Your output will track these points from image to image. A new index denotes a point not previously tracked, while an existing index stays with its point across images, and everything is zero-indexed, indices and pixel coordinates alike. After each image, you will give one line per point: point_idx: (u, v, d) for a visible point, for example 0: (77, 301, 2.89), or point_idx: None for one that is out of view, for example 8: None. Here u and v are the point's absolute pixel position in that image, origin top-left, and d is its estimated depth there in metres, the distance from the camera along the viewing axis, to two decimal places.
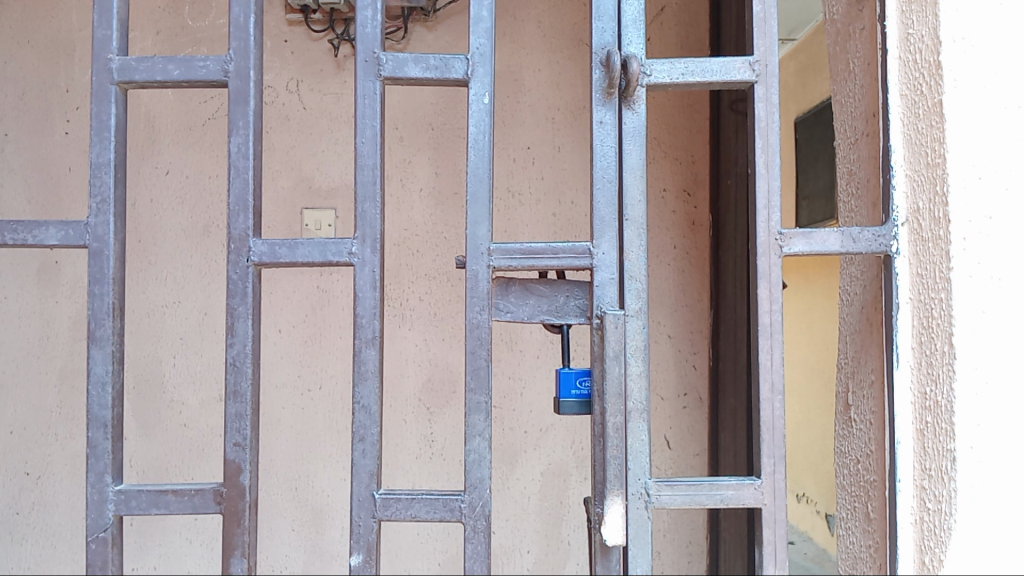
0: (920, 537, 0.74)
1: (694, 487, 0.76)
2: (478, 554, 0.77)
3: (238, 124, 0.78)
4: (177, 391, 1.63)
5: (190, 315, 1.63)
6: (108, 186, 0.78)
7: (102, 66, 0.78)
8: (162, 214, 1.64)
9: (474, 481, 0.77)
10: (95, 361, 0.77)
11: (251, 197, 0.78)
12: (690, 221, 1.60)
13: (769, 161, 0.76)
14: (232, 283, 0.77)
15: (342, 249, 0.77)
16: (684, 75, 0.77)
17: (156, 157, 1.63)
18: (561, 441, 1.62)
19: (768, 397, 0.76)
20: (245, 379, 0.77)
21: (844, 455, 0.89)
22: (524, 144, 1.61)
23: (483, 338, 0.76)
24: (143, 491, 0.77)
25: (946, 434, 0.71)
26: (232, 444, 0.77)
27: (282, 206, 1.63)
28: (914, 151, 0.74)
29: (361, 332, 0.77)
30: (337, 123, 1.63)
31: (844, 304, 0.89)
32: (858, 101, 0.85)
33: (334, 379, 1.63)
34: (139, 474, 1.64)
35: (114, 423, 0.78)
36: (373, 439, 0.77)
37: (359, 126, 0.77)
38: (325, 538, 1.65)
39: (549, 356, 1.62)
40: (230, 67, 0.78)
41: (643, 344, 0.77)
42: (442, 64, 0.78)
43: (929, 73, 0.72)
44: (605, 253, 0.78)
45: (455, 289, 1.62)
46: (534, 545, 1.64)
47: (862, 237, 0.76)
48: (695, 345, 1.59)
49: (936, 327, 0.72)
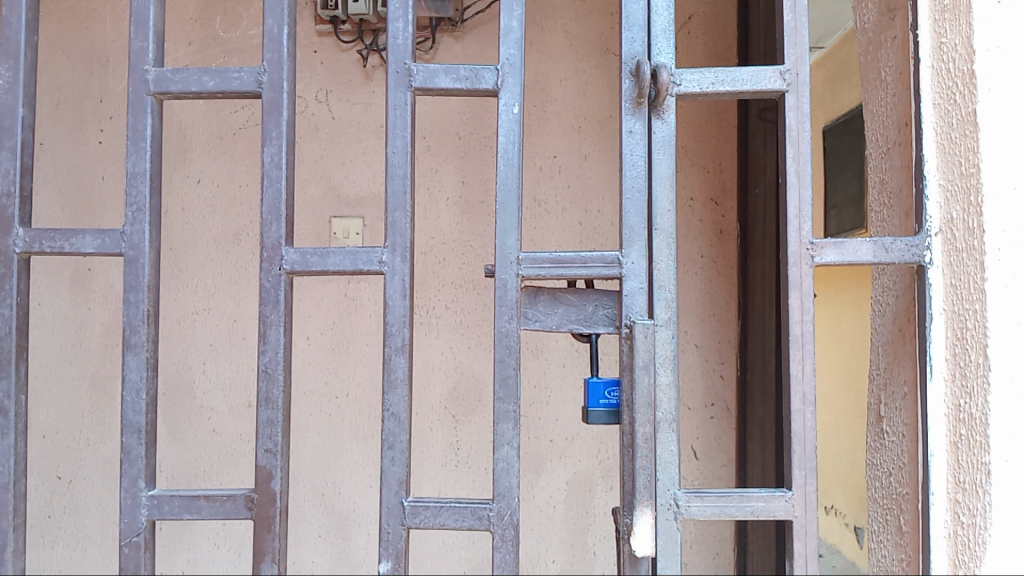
0: (953, 552, 0.74)
1: (724, 499, 0.75)
2: (506, 563, 0.76)
3: (271, 135, 0.79)
4: (206, 397, 1.65)
5: (219, 323, 1.65)
6: (144, 195, 0.79)
7: (139, 78, 0.79)
8: (193, 221, 1.66)
9: (503, 490, 0.76)
10: (130, 368, 0.78)
11: (284, 207, 0.79)
12: (717, 229, 1.59)
13: (800, 171, 0.76)
14: (265, 291, 0.78)
15: (372, 258, 0.77)
16: (714, 85, 0.77)
17: (188, 166, 1.66)
18: (587, 450, 1.62)
19: (799, 409, 0.75)
20: (277, 386, 0.78)
21: (875, 467, 0.87)
22: (550, 153, 1.61)
23: (512, 347, 0.76)
24: (176, 496, 0.78)
25: (981, 448, 0.70)
26: (263, 451, 0.78)
27: (310, 214, 1.64)
28: (948, 160, 0.74)
29: (391, 340, 0.77)
30: (365, 132, 1.64)
31: (875, 315, 0.87)
32: (889, 111, 0.85)
33: (360, 386, 1.64)
34: (168, 480, 1.66)
35: (147, 429, 0.79)
36: (402, 447, 0.77)
37: (390, 137, 0.78)
38: (350, 545, 1.65)
39: (574, 364, 1.62)
40: (263, 78, 0.79)
41: (672, 354, 0.77)
42: (472, 75, 0.78)
43: (963, 82, 0.72)
44: (634, 263, 0.77)
45: (480, 297, 1.63)
46: (559, 554, 1.64)
47: (895, 247, 0.74)
48: (723, 355, 1.59)
49: (971, 339, 0.71)
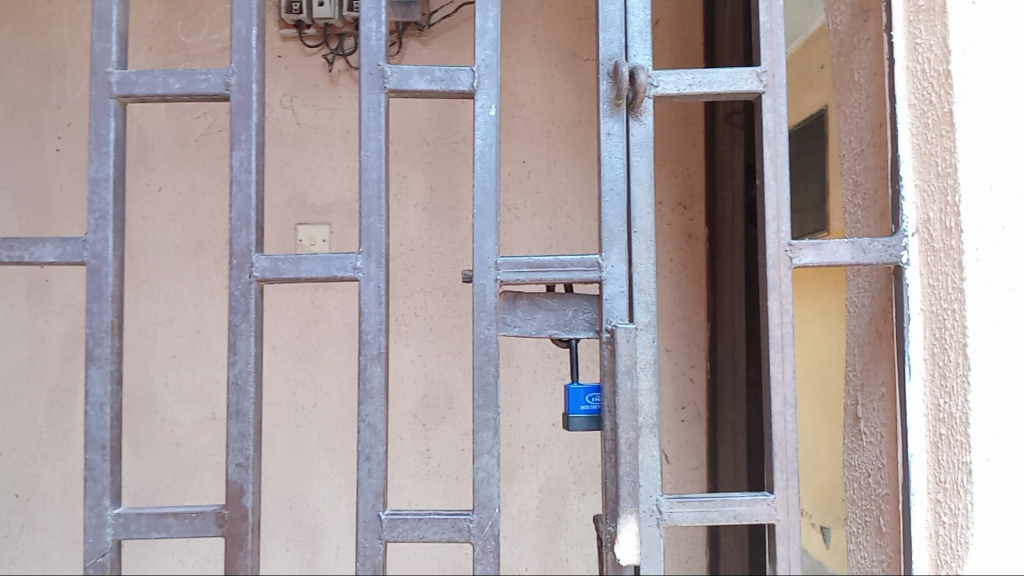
0: (935, 553, 0.73)
1: (706, 504, 0.74)
2: (487, 575, 0.75)
3: (240, 138, 0.76)
4: (169, 410, 1.61)
5: (183, 333, 1.61)
6: (107, 201, 0.76)
7: (101, 80, 0.77)
8: (155, 230, 1.62)
9: (483, 500, 0.75)
10: (93, 381, 0.75)
11: (253, 212, 0.76)
12: (686, 233, 1.59)
13: (778, 173, 0.76)
14: (234, 299, 0.76)
15: (346, 264, 0.76)
16: (691, 86, 0.77)
17: (149, 173, 1.62)
18: (559, 456, 1.61)
19: (779, 411, 0.75)
20: (248, 398, 0.76)
21: (854, 469, 0.87)
22: (519, 158, 1.60)
23: (491, 354, 0.75)
24: (143, 514, 0.75)
25: (962, 448, 0.70)
26: (234, 465, 0.75)
27: (275, 222, 1.61)
28: (925, 161, 0.74)
29: (366, 348, 0.75)
30: (331, 138, 1.62)
31: (852, 316, 0.87)
32: (863, 113, 0.85)
33: (328, 396, 1.62)
34: (131, 495, 1.61)
35: (112, 444, 0.76)
36: (378, 458, 0.75)
37: (363, 140, 0.76)
38: (320, 558, 1.62)
39: (546, 370, 1.60)
40: (232, 80, 0.77)
41: (653, 358, 0.76)
42: (447, 76, 0.77)
43: (939, 82, 0.72)
44: (614, 266, 0.76)
45: (449, 304, 1.61)
46: (532, 561, 1.62)
47: (873, 248, 0.75)
48: (693, 358, 1.59)
49: (950, 338, 0.71)
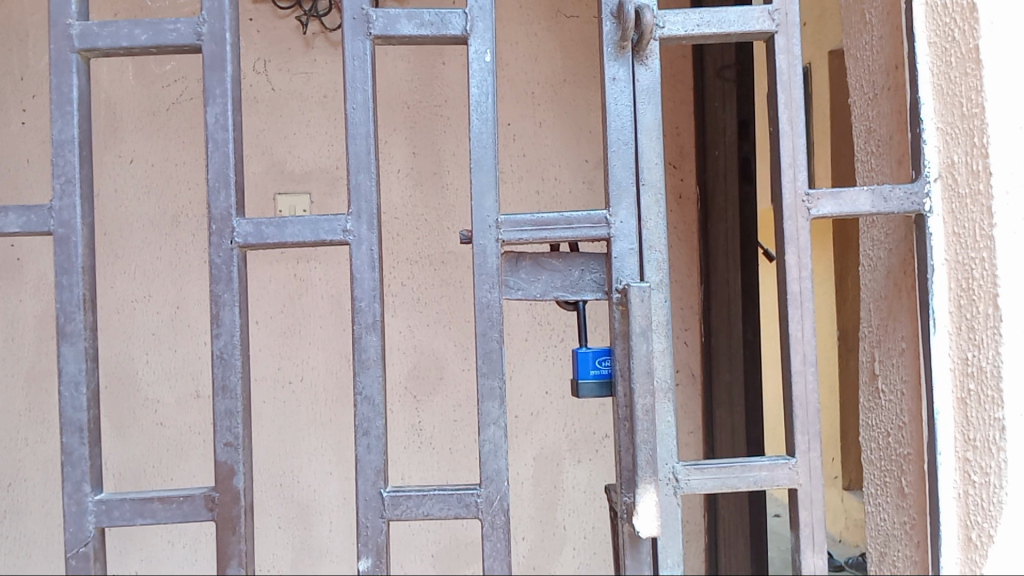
0: (964, 513, 0.70)
1: (724, 469, 0.71)
2: (497, 552, 0.71)
3: (215, 93, 0.71)
4: (151, 389, 1.56)
5: (162, 310, 1.55)
6: (73, 165, 0.70)
7: (61, 33, 0.71)
8: (128, 203, 1.55)
9: (491, 473, 0.71)
10: (66, 359, 0.70)
11: (232, 172, 0.71)
12: (678, 194, 1.54)
13: (793, 118, 0.71)
14: (216, 268, 0.70)
15: (336, 227, 0.70)
16: (699, 27, 0.72)
17: (119, 144, 1.55)
18: (554, 424, 1.57)
19: (800, 370, 0.71)
20: (235, 373, 0.71)
21: (871, 428, 0.84)
22: (504, 120, 1.55)
23: (494, 319, 0.70)
24: (127, 500, 0.71)
25: (993, 403, 0.67)
26: (223, 445, 0.71)
27: (253, 192, 1.55)
28: (947, 102, 0.69)
29: (360, 316, 0.70)
30: (308, 103, 1.55)
31: (866, 270, 0.83)
32: (876, 55, 0.80)
33: (315, 370, 1.57)
34: (116, 477, 1.57)
35: (91, 427, 0.71)
36: (377, 433, 0.71)
37: (349, 91, 0.71)
38: (313, 534, 1.59)
39: (538, 338, 1.56)
40: (203, 30, 0.71)
41: (666, 318, 0.72)
42: (437, 20, 0.71)
43: (963, 17, 0.67)
44: (623, 222, 0.71)
45: (437, 272, 1.56)
46: (529, 531, 1.59)
47: (894, 196, 0.70)
48: (686, 321, 1.55)
49: (978, 289, 0.67)
